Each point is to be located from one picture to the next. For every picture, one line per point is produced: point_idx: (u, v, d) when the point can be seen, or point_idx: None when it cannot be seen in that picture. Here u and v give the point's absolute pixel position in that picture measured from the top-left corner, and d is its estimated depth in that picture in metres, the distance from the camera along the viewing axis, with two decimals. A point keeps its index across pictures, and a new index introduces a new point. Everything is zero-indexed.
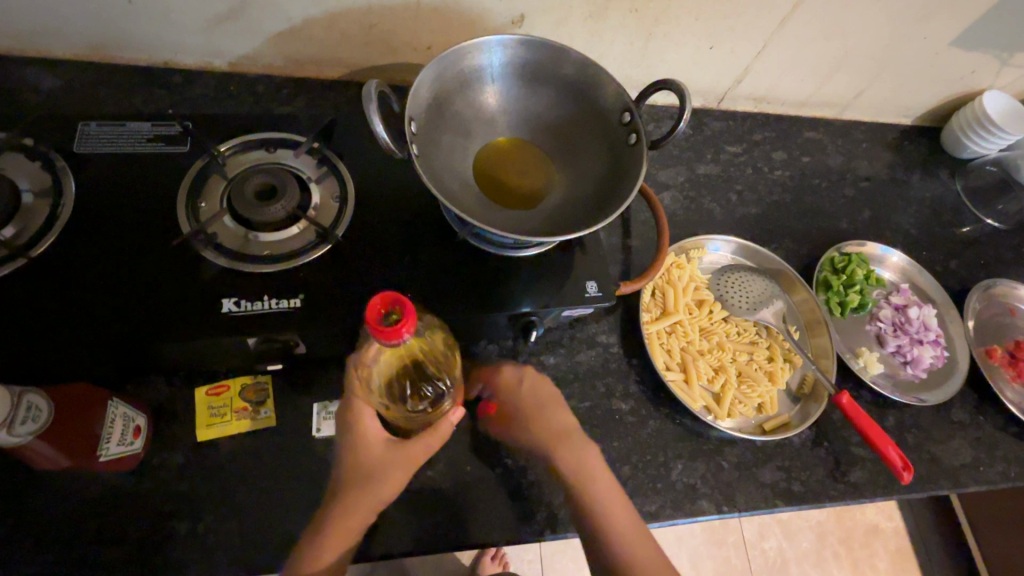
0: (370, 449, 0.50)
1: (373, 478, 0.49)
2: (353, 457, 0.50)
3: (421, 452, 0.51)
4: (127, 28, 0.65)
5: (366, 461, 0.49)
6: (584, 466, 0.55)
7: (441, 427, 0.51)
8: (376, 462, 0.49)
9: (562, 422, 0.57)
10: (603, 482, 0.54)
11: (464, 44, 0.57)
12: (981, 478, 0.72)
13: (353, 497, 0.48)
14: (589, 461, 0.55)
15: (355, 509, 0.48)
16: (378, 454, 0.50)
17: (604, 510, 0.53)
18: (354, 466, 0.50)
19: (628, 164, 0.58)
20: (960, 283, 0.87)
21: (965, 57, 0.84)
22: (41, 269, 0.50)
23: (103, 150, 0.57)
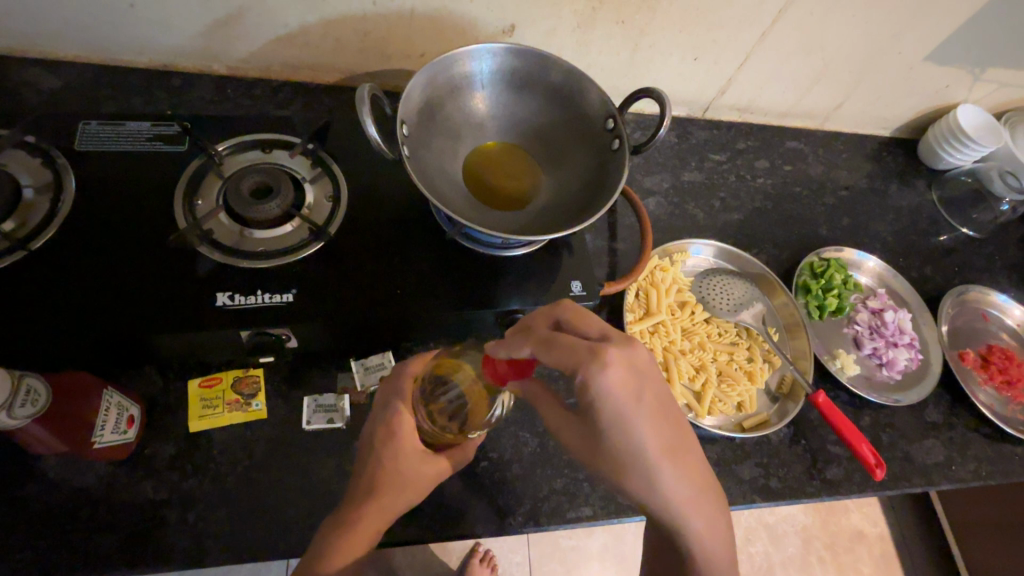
0: (405, 458, 0.51)
1: (403, 488, 0.51)
2: (390, 463, 0.51)
3: (432, 478, 0.53)
4: (128, 32, 0.67)
5: (402, 470, 0.51)
6: (675, 484, 0.43)
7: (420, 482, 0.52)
8: (412, 474, 0.51)
9: (649, 435, 0.42)
10: (698, 492, 0.44)
11: (455, 52, 0.59)
12: (953, 477, 0.74)
13: (378, 505, 0.49)
14: (681, 474, 0.43)
15: (381, 515, 0.50)
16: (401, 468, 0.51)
17: (695, 532, 0.44)
18: (385, 473, 0.50)
19: (612, 169, 0.60)
20: (935, 289, 0.90)
21: (939, 71, 0.88)
22: (40, 261, 0.51)
23: (102, 149, 0.59)
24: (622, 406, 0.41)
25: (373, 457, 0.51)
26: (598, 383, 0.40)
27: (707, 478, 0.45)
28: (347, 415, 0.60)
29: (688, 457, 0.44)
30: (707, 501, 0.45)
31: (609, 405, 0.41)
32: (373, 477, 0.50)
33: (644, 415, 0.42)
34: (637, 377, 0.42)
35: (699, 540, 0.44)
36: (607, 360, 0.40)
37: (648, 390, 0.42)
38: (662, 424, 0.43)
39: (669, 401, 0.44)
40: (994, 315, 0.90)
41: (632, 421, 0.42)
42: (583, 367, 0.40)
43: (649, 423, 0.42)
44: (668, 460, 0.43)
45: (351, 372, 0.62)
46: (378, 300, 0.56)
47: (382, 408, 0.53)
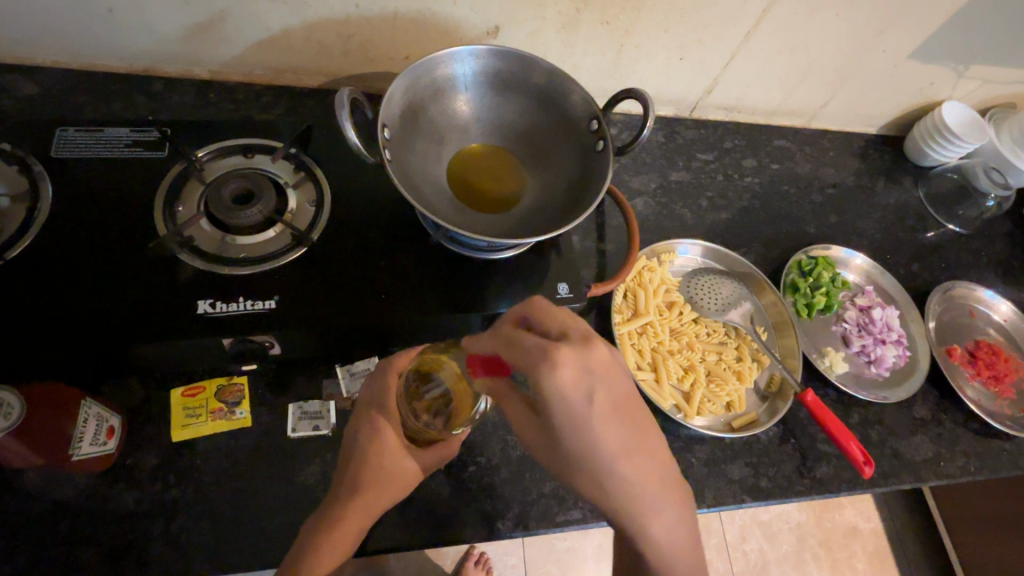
0: (392, 454, 0.52)
1: (388, 486, 0.51)
2: (376, 460, 0.51)
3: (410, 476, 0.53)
4: (106, 37, 0.66)
5: (388, 466, 0.51)
6: (631, 484, 0.42)
7: (397, 478, 0.52)
8: (397, 473, 0.52)
9: (604, 438, 0.41)
10: (657, 491, 0.43)
11: (436, 54, 0.59)
12: (942, 472, 0.74)
13: (362, 503, 0.50)
14: (639, 478, 0.42)
15: (365, 514, 0.50)
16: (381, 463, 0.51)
17: (657, 538, 0.43)
18: (371, 470, 0.51)
19: (597, 171, 0.60)
20: (922, 285, 0.91)
21: (923, 69, 0.88)
22: (15, 270, 0.51)
23: (80, 156, 0.58)
24: (576, 410, 0.40)
25: (357, 453, 0.51)
26: (550, 388, 0.38)
27: (673, 484, 0.43)
28: (332, 422, 0.59)
29: (645, 457, 0.43)
30: (669, 501, 0.43)
31: (561, 410, 0.39)
32: (358, 474, 0.51)
33: (600, 418, 0.40)
34: (591, 380, 0.40)
35: (660, 545, 0.43)
36: (558, 365, 0.38)
37: (608, 394, 0.40)
38: (619, 427, 0.41)
39: (631, 399, 0.42)
40: (981, 311, 0.91)
41: (588, 426, 0.40)
42: (535, 372, 0.38)
43: (605, 425, 0.40)
44: (624, 461, 0.41)
45: (337, 379, 0.61)
46: (363, 305, 0.56)
47: (367, 404, 0.53)
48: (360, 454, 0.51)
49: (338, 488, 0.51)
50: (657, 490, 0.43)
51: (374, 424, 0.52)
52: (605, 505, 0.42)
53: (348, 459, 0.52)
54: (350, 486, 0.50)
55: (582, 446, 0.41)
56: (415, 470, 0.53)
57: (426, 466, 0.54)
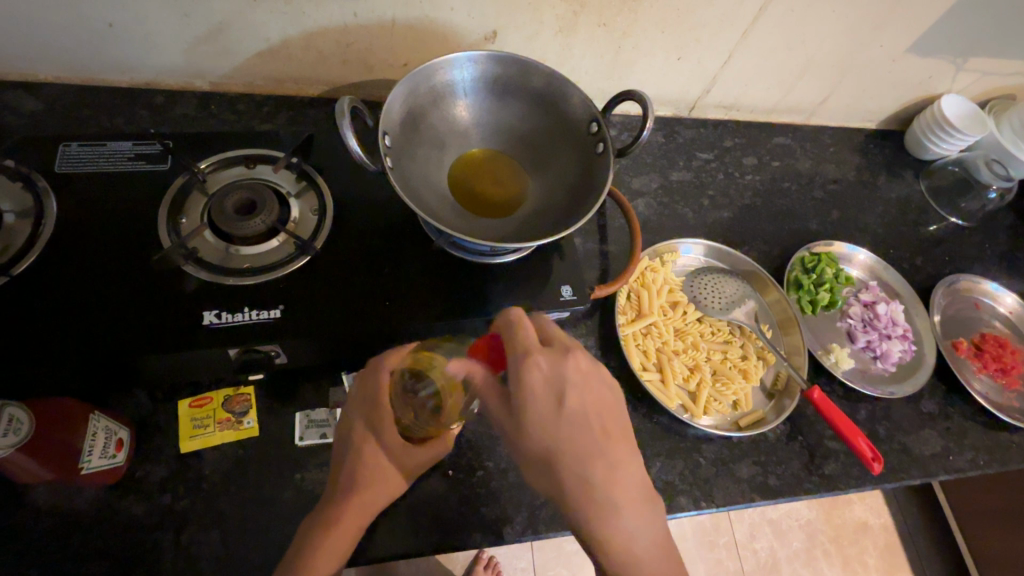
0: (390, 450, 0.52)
1: (385, 484, 0.52)
2: (374, 459, 0.51)
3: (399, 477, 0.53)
4: (108, 51, 0.67)
5: (382, 463, 0.52)
6: (598, 487, 0.45)
7: (390, 476, 0.52)
8: (391, 471, 0.52)
9: (569, 436, 0.45)
10: (624, 496, 0.46)
11: (435, 61, 0.59)
12: (951, 467, 0.74)
13: (360, 502, 0.50)
14: (602, 479, 0.45)
15: (363, 514, 0.50)
16: (377, 462, 0.52)
17: (615, 544, 0.44)
18: (367, 470, 0.51)
19: (598, 173, 0.60)
20: (925, 279, 0.90)
21: (921, 62, 0.88)
22: (23, 286, 0.51)
23: (83, 170, 0.58)
24: (544, 406, 0.45)
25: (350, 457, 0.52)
26: (523, 383, 0.45)
27: (637, 491, 0.46)
28: None
29: (612, 459, 0.46)
30: (630, 508, 0.45)
31: (531, 404, 0.45)
32: (355, 477, 0.51)
33: (568, 420, 0.45)
34: (561, 381, 0.45)
35: (629, 552, 0.44)
36: (534, 363, 0.45)
37: (573, 396, 0.46)
38: (585, 428, 0.46)
39: (597, 404, 0.47)
40: (986, 303, 0.90)
41: (555, 423, 0.45)
42: (514, 369, 0.45)
43: (573, 427, 0.45)
44: (591, 464, 0.45)
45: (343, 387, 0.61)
46: (367, 312, 0.56)
47: (363, 409, 0.53)
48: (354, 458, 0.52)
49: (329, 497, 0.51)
50: (625, 496, 0.46)
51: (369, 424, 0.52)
52: (567, 504, 0.45)
53: (339, 465, 0.52)
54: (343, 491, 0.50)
55: (552, 446, 0.45)
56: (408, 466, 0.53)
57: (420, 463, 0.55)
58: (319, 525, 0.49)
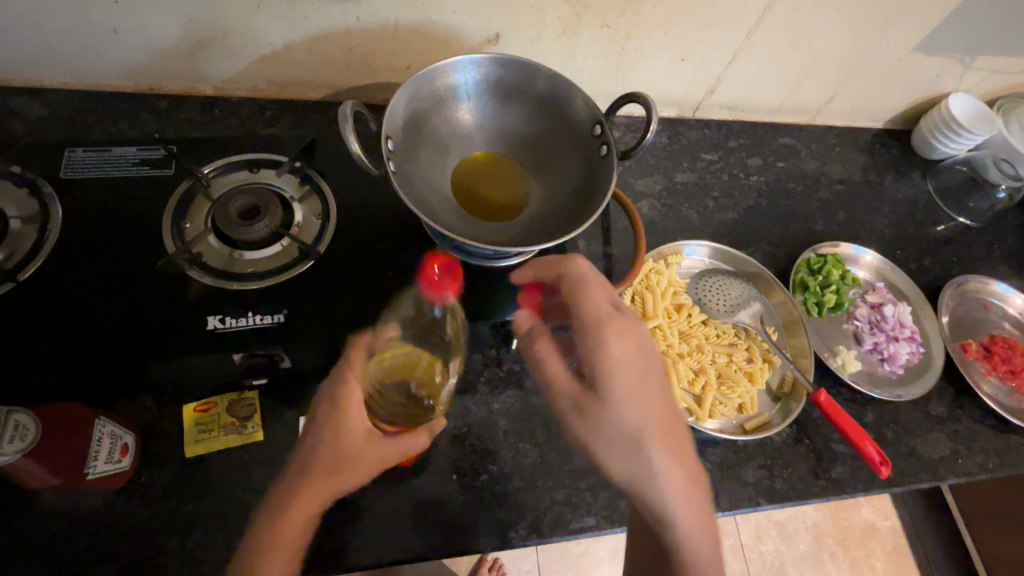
0: (354, 445, 0.51)
1: (351, 480, 0.51)
2: (342, 453, 0.51)
3: (369, 463, 0.51)
4: (113, 57, 0.67)
5: (344, 450, 0.51)
6: (667, 467, 0.54)
7: (357, 460, 0.51)
8: (356, 466, 0.51)
9: (642, 411, 0.55)
10: (674, 473, 0.54)
11: (437, 64, 0.59)
12: (961, 470, 0.73)
13: (317, 493, 0.50)
14: (667, 458, 0.54)
15: (318, 507, 0.50)
16: (342, 446, 0.51)
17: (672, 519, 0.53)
18: (330, 463, 0.50)
19: (602, 177, 0.60)
20: (933, 280, 0.90)
21: (928, 61, 0.87)
22: (29, 292, 0.51)
23: (88, 177, 0.59)
24: (622, 377, 0.56)
25: (320, 445, 0.51)
26: (601, 350, 0.56)
27: (695, 478, 0.55)
28: None
29: (676, 444, 0.56)
30: (691, 490, 0.54)
31: (607, 370, 0.56)
32: (322, 469, 0.50)
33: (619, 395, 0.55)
34: (634, 357, 0.57)
35: (684, 520, 0.53)
36: (609, 334, 0.56)
37: (642, 377, 0.56)
38: (658, 409, 0.56)
39: (645, 380, 0.57)
40: (995, 304, 0.89)
41: (632, 398, 0.55)
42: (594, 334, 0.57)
43: (627, 402, 0.55)
44: (657, 442, 0.55)
45: None
46: (370, 316, 0.56)
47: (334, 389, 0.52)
48: (324, 449, 0.51)
49: (298, 481, 0.50)
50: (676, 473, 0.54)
51: (341, 415, 0.51)
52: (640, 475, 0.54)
53: (312, 451, 0.51)
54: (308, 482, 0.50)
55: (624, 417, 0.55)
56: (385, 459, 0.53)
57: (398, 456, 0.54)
58: (285, 512, 0.49)
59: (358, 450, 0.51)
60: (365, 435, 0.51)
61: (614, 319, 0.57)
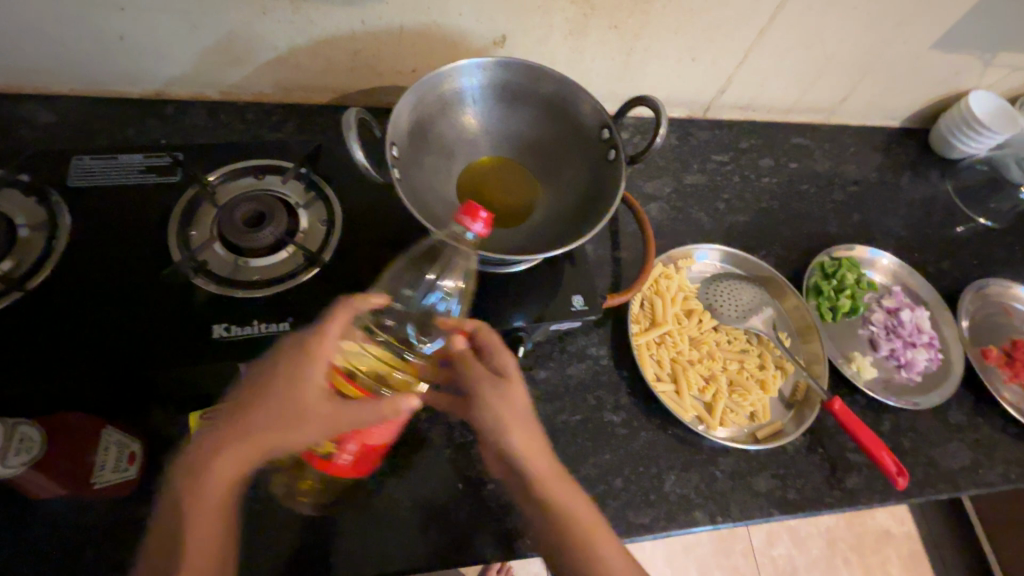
0: (312, 399, 0.45)
1: (300, 441, 0.44)
2: (296, 409, 0.45)
3: (319, 418, 0.44)
4: (120, 63, 0.67)
5: (288, 402, 0.45)
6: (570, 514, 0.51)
7: (302, 415, 0.44)
8: (310, 424, 0.44)
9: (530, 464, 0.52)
10: (571, 501, 0.52)
11: (443, 69, 0.58)
12: (981, 481, 0.71)
13: (248, 448, 0.45)
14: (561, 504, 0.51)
15: (241, 470, 0.45)
16: (290, 396, 0.45)
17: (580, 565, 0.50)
18: (273, 421, 0.45)
19: (610, 181, 0.59)
20: (952, 283, 0.87)
21: (948, 59, 0.85)
22: (37, 302, 0.51)
23: (96, 184, 0.59)
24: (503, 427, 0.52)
25: (256, 404, 0.46)
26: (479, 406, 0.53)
27: (596, 522, 0.51)
28: None
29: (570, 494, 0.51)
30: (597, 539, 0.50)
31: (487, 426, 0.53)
32: (258, 430, 0.45)
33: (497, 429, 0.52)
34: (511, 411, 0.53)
35: (587, 549, 0.50)
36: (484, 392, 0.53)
37: (523, 429, 0.52)
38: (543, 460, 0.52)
39: (528, 422, 0.53)
40: (1017, 308, 0.87)
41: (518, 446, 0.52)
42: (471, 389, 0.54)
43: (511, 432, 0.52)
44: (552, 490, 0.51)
45: None
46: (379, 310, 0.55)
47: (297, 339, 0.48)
48: (259, 410, 0.46)
49: (203, 450, 0.45)
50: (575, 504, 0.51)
51: (306, 368, 0.46)
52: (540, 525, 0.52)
53: (237, 412, 0.46)
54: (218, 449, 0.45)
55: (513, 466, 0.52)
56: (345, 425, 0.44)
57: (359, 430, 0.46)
58: (183, 487, 0.44)
59: (304, 402, 0.45)
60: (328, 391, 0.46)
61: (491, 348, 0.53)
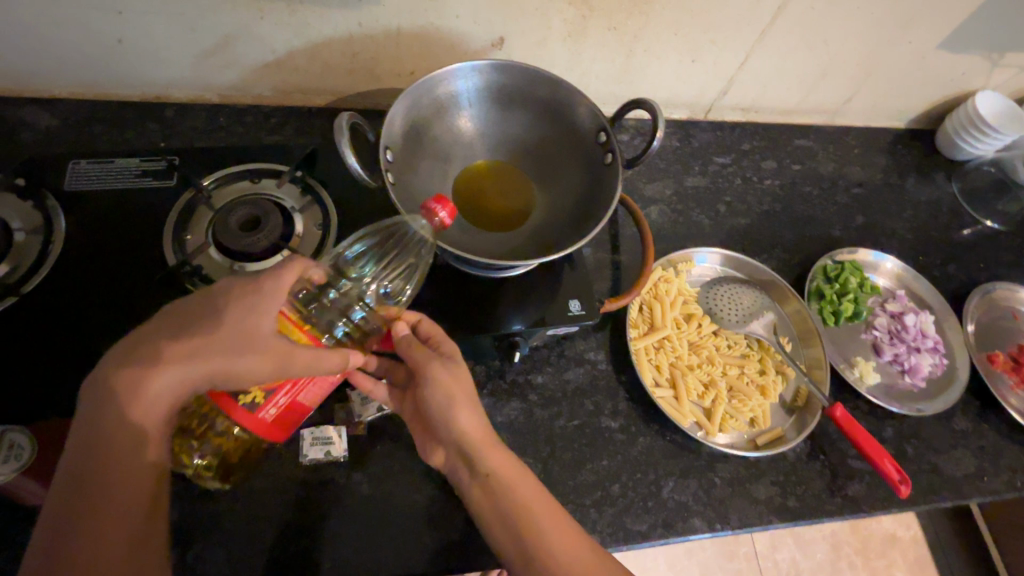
0: (260, 336, 0.41)
1: (242, 381, 0.40)
2: (239, 347, 0.40)
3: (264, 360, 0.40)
4: (118, 66, 0.67)
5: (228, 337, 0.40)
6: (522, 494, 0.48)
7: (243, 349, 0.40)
8: (256, 364, 0.40)
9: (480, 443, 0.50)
10: (524, 489, 0.49)
11: (438, 72, 0.58)
12: (986, 489, 0.70)
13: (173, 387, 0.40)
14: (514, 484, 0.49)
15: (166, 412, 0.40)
16: (232, 332, 0.41)
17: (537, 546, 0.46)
18: (210, 358, 0.40)
19: (607, 186, 0.59)
20: (958, 287, 0.86)
21: (953, 59, 0.83)
22: (34, 307, 0.52)
23: (93, 188, 0.59)
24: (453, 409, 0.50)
25: (188, 337, 0.40)
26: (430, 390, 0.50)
27: (550, 501, 0.49)
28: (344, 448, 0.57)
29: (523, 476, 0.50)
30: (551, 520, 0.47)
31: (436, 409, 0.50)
32: (189, 367, 0.39)
33: (445, 412, 0.50)
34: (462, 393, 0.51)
35: (540, 527, 0.47)
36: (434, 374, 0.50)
37: (473, 412, 0.50)
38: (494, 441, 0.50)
39: (473, 400, 0.51)
40: None
41: (469, 425, 0.50)
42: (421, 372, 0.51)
43: (461, 416, 0.50)
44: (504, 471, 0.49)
45: (349, 402, 0.59)
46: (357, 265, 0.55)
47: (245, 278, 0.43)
48: (192, 344, 0.40)
49: (123, 387, 0.39)
50: (535, 505, 0.48)
51: (259, 305, 0.42)
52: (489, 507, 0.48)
53: (162, 345, 0.40)
54: (142, 389, 0.39)
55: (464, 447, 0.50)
56: (299, 368, 0.42)
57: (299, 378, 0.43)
58: (98, 428, 0.38)
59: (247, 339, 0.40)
60: (278, 332, 0.42)
61: (441, 338, 0.52)
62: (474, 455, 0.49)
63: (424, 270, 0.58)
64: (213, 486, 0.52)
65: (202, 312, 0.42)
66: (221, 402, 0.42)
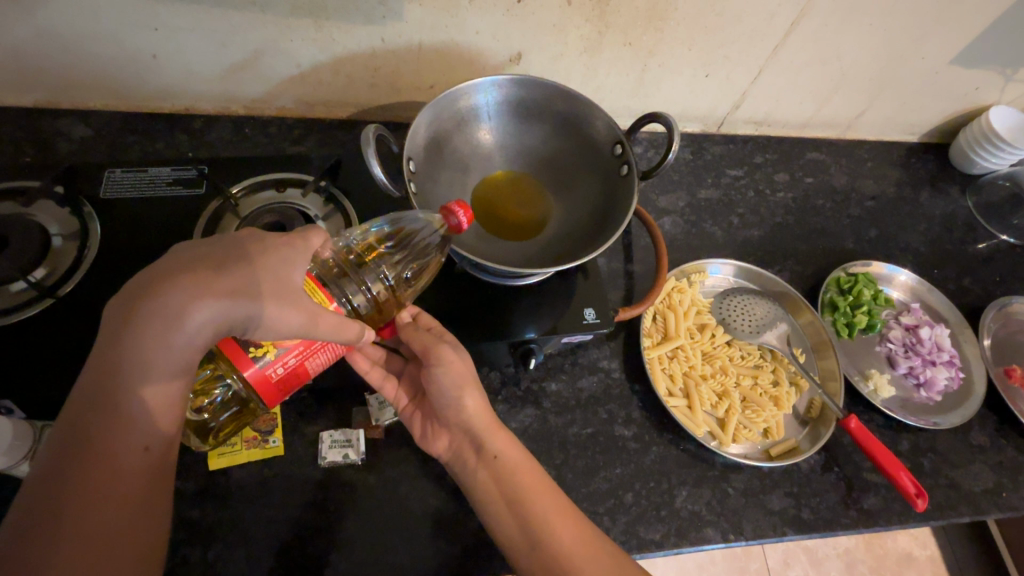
0: (293, 294, 0.42)
1: (268, 331, 0.41)
2: (267, 297, 0.40)
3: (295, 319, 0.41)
4: (150, 79, 0.70)
5: (263, 285, 0.41)
6: (526, 483, 0.51)
7: (273, 298, 0.41)
8: (286, 318, 0.41)
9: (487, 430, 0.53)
10: (528, 479, 0.51)
11: (460, 86, 0.60)
12: (1005, 504, 0.69)
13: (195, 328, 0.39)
14: (517, 470, 0.51)
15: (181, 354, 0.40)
16: (267, 283, 0.41)
17: (540, 530, 0.48)
18: (238, 306, 0.40)
19: (622, 196, 0.60)
20: (974, 301, 0.86)
21: (967, 74, 0.84)
22: (69, 310, 0.54)
23: (127, 196, 0.61)
24: (456, 392, 0.53)
25: (211, 279, 0.40)
26: (437, 374, 0.53)
27: (554, 490, 0.52)
28: (362, 449, 0.58)
29: (527, 466, 0.52)
30: (551, 507, 0.50)
31: (439, 390, 0.53)
32: (209, 314, 0.39)
33: (455, 394, 0.53)
34: (466, 377, 0.54)
35: (541, 515, 0.49)
36: (440, 359, 0.52)
37: (474, 396, 0.54)
38: (500, 431, 0.53)
39: (475, 383, 0.54)
40: None
41: (472, 409, 0.53)
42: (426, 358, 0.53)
43: (469, 398, 0.53)
44: (507, 458, 0.52)
45: (367, 406, 0.60)
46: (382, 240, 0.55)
47: (286, 236, 0.44)
48: (220, 285, 0.40)
49: (139, 328, 0.38)
50: (539, 496, 0.50)
51: (289, 259, 0.43)
52: (490, 491, 0.51)
53: (194, 280, 0.39)
54: (164, 323, 0.38)
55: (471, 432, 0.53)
56: (322, 331, 0.43)
57: (313, 341, 0.44)
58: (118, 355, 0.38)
59: (275, 292, 0.41)
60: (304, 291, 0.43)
61: (439, 327, 0.56)
62: (481, 439, 0.53)
63: (435, 267, 0.58)
64: (196, 445, 0.54)
65: (227, 254, 0.41)
66: (230, 350, 0.42)
